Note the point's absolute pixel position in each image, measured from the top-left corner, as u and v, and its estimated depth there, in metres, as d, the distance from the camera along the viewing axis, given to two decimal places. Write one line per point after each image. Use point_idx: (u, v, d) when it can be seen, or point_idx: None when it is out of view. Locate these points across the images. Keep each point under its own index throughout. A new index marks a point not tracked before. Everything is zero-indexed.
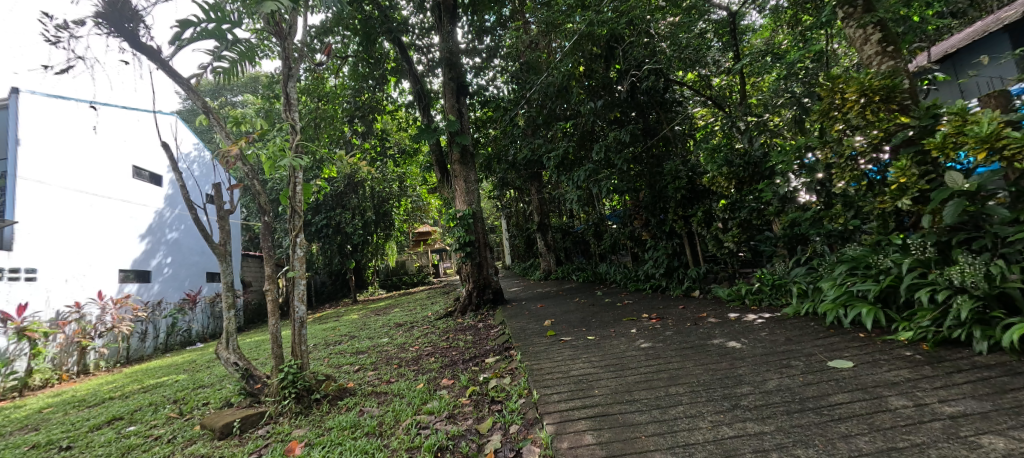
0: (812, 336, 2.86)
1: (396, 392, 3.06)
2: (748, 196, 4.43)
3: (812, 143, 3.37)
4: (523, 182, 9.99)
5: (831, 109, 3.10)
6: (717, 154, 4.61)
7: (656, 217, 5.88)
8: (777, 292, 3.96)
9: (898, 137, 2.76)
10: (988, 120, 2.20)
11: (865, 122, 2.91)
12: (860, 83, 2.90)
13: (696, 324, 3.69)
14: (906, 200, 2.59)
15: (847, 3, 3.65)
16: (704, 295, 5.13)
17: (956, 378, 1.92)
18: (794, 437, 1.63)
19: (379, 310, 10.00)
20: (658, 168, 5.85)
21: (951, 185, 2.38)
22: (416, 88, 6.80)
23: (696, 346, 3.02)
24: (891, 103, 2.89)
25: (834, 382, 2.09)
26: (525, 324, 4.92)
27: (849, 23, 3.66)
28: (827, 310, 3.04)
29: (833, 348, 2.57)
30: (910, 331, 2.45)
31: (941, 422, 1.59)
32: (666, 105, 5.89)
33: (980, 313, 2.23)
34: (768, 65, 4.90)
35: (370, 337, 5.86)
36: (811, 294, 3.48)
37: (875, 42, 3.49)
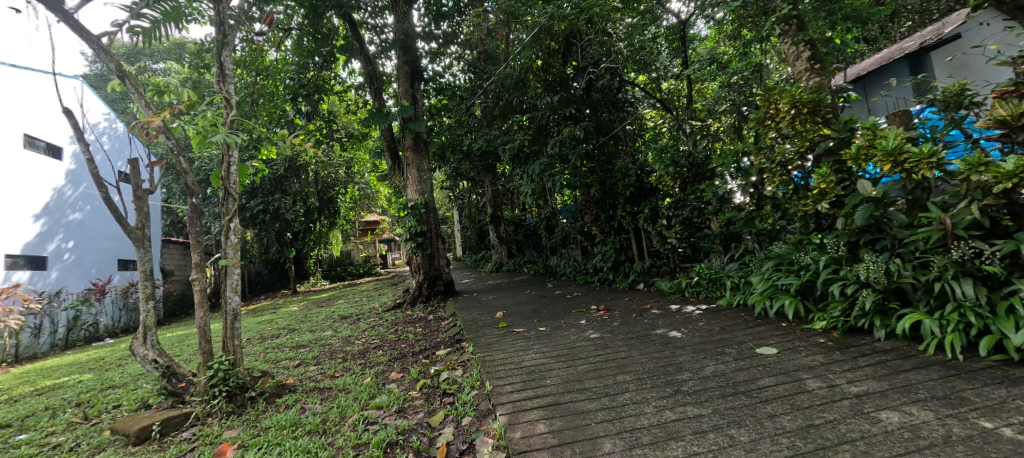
0: (742, 325, 3.11)
1: (341, 387, 2.92)
2: (691, 196, 4.68)
3: (748, 148, 3.65)
4: (477, 174, 9.89)
5: (766, 118, 3.38)
6: (664, 154, 4.86)
7: (605, 213, 6.09)
8: (712, 285, 4.26)
9: (820, 147, 3.05)
10: (895, 135, 2.50)
11: (794, 131, 3.20)
12: (791, 96, 3.17)
13: (641, 315, 3.89)
14: (826, 204, 2.88)
15: (784, 21, 3.96)
16: (648, 288, 5.43)
17: (861, 361, 2.19)
18: (728, 418, 1.77)
19: (322, 302, 9.49)
20: (609, 165, 6.06)
21: (861, 192, 2.67)
22: (368, 69, 6.48)
23: (641, 336, 3.17)
24: (817, 116, 3.19)
25: (761, 367, 2.29)
26: (476, 316, 4.90)
27: (784, 39, 3.98)
28: (756, 301, 3.33)
29: (760, 336, 2.82)
30: (824, 321, 2.76)
31: (849, 400, 1.80)
32: (618, 104, 6.13)
33: (880, 304, 2.56)
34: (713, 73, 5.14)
35: (311, 330, 5.54)
36: (742, 287, 3.79)
37: (805, 59, 3.85)
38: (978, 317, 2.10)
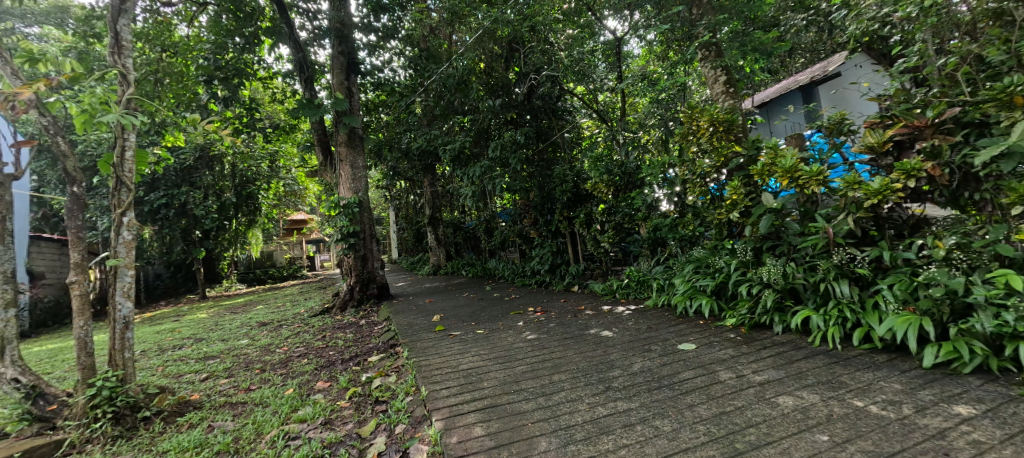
0: (666, 324, 3.36)
1: (258, 401, 2.66)
2: (623, 202, 4.95)
3: (673, 161, 3.97)
4: (416, 174, 9.63)
5: (689, 133, 3.70)
6: (599, 162, 5.11)
7: (543, 217, 6.25)
8: (640, 287, 4.55)
9: (732, 162, 3.42)
10: (792, 155, 2.86)
11: (712, 147, 3.54)
12: (711, 115, 3.51)
13: (576, 316, 4.03)
14: (737, 213, 3.22)
15: (705, 47, 4.37)
16: (582, 290, 5.65)
17: (764, 353, 2.46)
18: (654, 410, 1.89)
19: (237, 307, 8.59)
20: (548, 171, 6.24)
21: (766, 204, 3.02)
22: (297, 56, 6.05)
23: (576, 336, 3.29)
24: (730, 134, 3.56)
25: (682, 361, 2.48)
26: (412, 320, 4.75)
27: (706, 63, 4.39)
28: (678, 301, 3.61)
29: (681, 333, 3.06)
30: (734, 318, 3.07)
31: (754, 388, 2.01)
32: (558, 112, 6.36)
33: (779, 302, 2.91)
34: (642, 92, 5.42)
35: (223, 339, 4.98)
36: (666, 288, 4.09)
37: (722, 83, 4.28)
38: (852, 312, 2.48)
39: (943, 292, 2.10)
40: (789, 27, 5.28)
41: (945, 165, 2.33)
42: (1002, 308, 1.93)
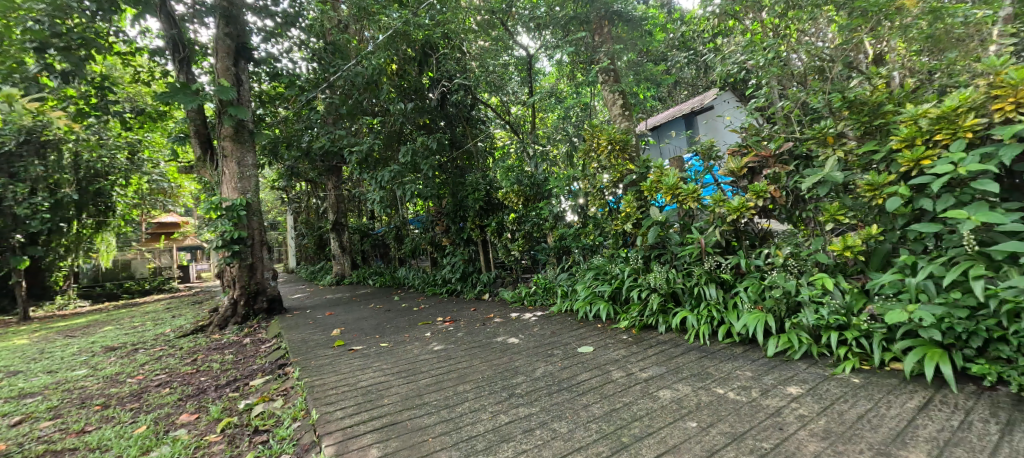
0: (568, 328, 3.54)
1: (94, 445, 2.16)
2: (532, 212, 5.12)
3: (577, 174, 4.23)
4: (318, 175, 8.88)
5: (590, 150, 4.01)
6: (510, 172, 5.24)
7: (456, 224, 6.20)
8: (546, 293, 4.74)
9: (626, 178, 3.77)
10: (673, 174, 3.26)
11: (610, 164, 3.87)
12: (609, 134, 3.85)
13: (484, 324, 4.04)
14: (630, 224, 3.55)
15: (605, 72, 4.80)
16: (492, 297, 5.70)
17: (650, 351, 2.73)
18: (553, 413, 1.97)
19: (74, 330, 6.95)
20: (461, 178, 6.22)
21: (653, 216, 3.38)
22: (170, 34, 5.22)
23: (482, 345, 3.29)
24: (625, 153, 3.93)
25: (580, 364, 2.63)
26: (307, 336, 4.32)
27: (606, 86, 4.79)
28: (580, 307, 3.84)
29: (581, 337, 3.25)
30: (626, 321, 3.36)
31: (640, 384, 2.21)
32: (471, 121, 6.49)
33: (663, 305, 3.26)
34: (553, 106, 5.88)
35: (49, 370, 3.98)
36: (569, 294, 4.31)
37: (619, 105, 4.72)
38: (717, 312, 2.88)
39: (781, 293, 2.55)
40: (674, 63, 6.05)
41: (783, 188, 2.85)
42: (819, 305, 2.40)
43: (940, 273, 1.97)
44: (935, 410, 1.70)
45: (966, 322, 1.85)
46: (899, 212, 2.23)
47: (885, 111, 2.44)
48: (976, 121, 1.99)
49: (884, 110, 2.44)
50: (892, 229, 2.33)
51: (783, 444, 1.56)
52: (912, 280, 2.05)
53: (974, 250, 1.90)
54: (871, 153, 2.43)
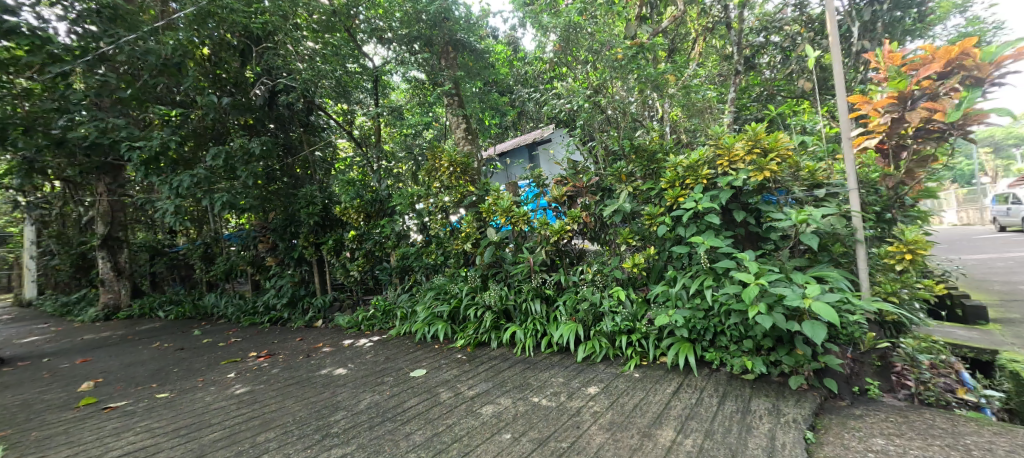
0: (405, 352, 3.42)
1: None
2: (374, 229, 4.81)
3: (421, 193, 4.18)
4: (80, 174, 6.66)
5: (433, 169, 4.03)
6: (351, 186, 4.84)
7: (284, 242, 5.40)
8: (386, 316, 4.48)
9: (466, 200, 3.90)
10: (508, 197, 3.52)
11: (451, 184, 3.94)
12: (451, 156, 3.94)
13: (309, 356, 3.58)
14: (469, 244, 3.66)
15: (450, 95, 5.08)
16: (326, 324, 5.11)
17: (480, 368, 2.83)
18: (370, 449, 1.83)
19: None
20: (293, 190, 5.49)
21: (489, 237, 3.56)
22: None
23: (302, 380, 2.89)
24: (466, 175, 4.07)
25: (410, 389, 2.54)
26: (33, 396, 3.10)
27: (451, 109, 5.05)
28: (418, 328, 3.75)
29: (416, 360, 3.17)
30: (463, 339, 3.43)
31: (466, 403, 2.25)
32: (310, 128, 5.80)
33: (496, 321, 3.45)
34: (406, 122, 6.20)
35: None
36: (409, 316, 4.16)
37: (463, 129, 4.90)
38: (541, 325, 3.18)
39: (589, 305, 2.96)
40: (517, 96, 6.61)
41: (592, 214, 3.34)
42: (615, 314, 2.87)
43: (688, 284, 2.57)
44: (683, 393, 2.22)
45: (703, 320, 2.42)
46: (667, 237, 2.84)
47: (657, 158, 3.13)
48: (707, 171, 2.69)
49: (657, 157, 3.13)
50: (663, 250, 2.94)
51: (576, 441, 1.78)
52: (673, 290, 2.62)
53: (706, 266, 2.54)
54: (650, 189, 3.05)
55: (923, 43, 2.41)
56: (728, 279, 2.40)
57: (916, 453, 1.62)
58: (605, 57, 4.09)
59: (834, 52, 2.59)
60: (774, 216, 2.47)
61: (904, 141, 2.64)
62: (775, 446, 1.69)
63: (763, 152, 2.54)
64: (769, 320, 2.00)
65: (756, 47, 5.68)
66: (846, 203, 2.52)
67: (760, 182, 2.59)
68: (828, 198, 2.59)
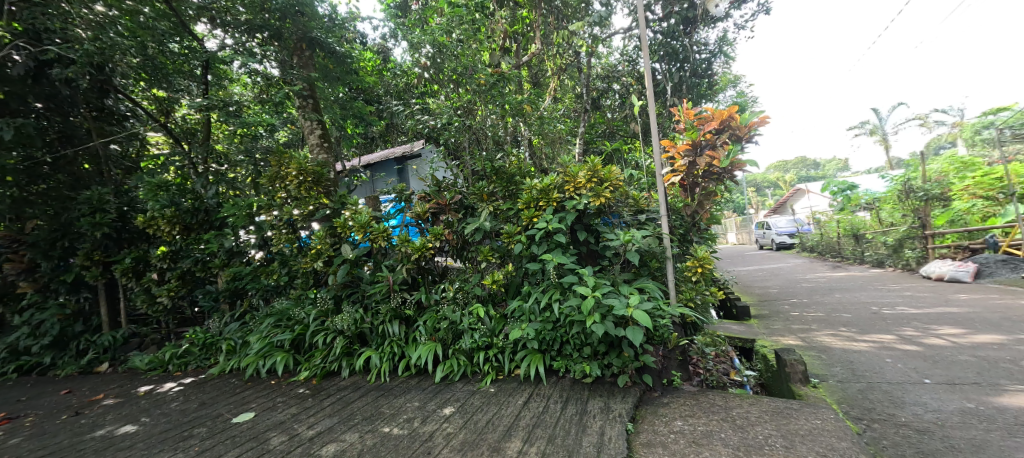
0: (228, 394, 2.85)
1: None
2: (195, 245, 3.91)
3: (261, 203, 3.60)
4: None
5: (278, 176, 3.52)
6: (162, 191, 3.86)
7: (51, 262, 4.02)
8: (206, 352, 3.65)
9: (318, 213, 3.51)
10: (367, 212, 3.31)
11: (300, 195, 3.50)
12: (300, 163, 3.51)
13: (79, 414, 2.69)
14: (320, 262, 3.29)
15: (303, 97, 4.69)
16: (114, 368, 3.93)
17: (324, 403, 2.55)
18: None
19: None
20: (73, 194, 4.10)
21: (344, 254, 3.25)
22: None
23: (60, 450, 2.15)
24: (320, 185, 3.68)
25: (231, 438, 2.13)
26: None
27: (303, 112, 4.70)
28: (248, 362, 3.14)
29: (243, 402, 2.67)
30: (307, 370, 3.04)
31: (303, 447, 1.97)
32: (106, 115, 4.34)
33: (348, 348, 3.15)
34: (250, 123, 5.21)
35: None
36: (239, 349, 3.46)
37: (317, 135, 4.71)
38: (399, 347, 3.03)
39: (449, 324, 2.94)
40: (384, 107, 6.34)
41: (455, 231, 3.34)
42: (474, 330, 2.91)
43: (540, 298, 2.76)
44: (532, 402, 2.36)
45: (552, 332, 2.62)
46: (522, 254, 3.00)
47: (516, 180, 3.33)
48: (557, 194, 2.96)
49: (516, 179, 3.33)
50: (520, 266, 3.10)
51: None
52: (526, 305, 2.78)
53: (555, 281, 2.77)
54: (509, 208, 3.20)
55: (707, 104, 3.21)
56: (572, 292, 2.66)
57: (701, 429, 2.03)
58: (471, 80, 4.24)
59: (652, 104, 3.19)
60: (608, 236, 2.84)
61: (696, 179, 3.35)
62: (603, 441, 1.92)
63: (601, 181, 2.93)
64: (602, 328, 2.27)
65: (601, 91, 6.63)
66: (659, 227, 3.06)
67: (599, 207, 2.95)
68: (648, 222, 3.11)
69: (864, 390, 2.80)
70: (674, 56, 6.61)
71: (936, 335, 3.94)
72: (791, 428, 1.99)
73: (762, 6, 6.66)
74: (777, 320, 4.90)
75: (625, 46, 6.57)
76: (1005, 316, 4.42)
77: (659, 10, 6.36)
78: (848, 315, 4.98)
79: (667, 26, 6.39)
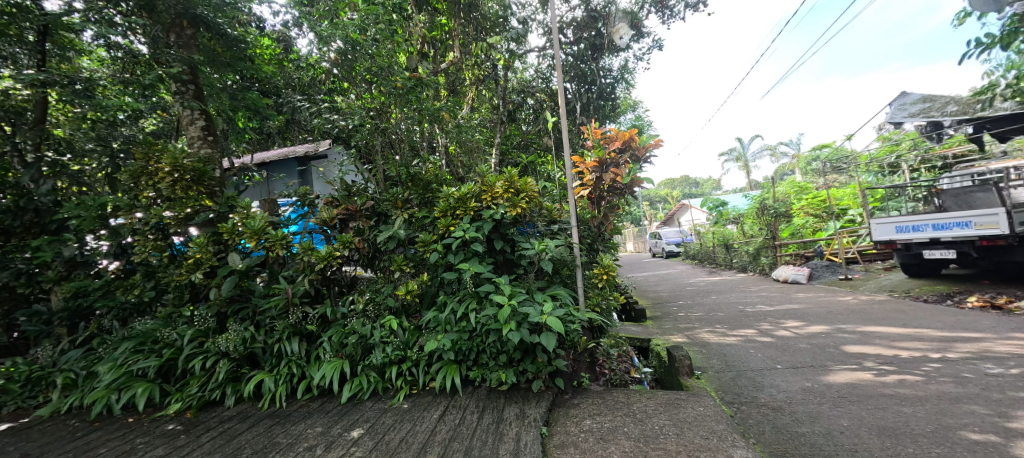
0: (64, 440, 2.29)
1: None
2: (15, 254, 3.07)
3: (119, 204, 2.99)
4: None
5: (143, 172, 2.96)
6: None
7: None
8: (32, 389, 2.83)
9: (198, 217, 3.03)
10: (261, 218, 2.96)
11: (174, 195, 2.99)
12: (174, 158, 2.98)
13: None
14: (198, 274, 2.83)
15: (181, 81, 4.03)
16: None
17: (203, 439, 2.23)
18: None
19: None
20: None
21: (231, 264, 2.85)
22: None
23: None
24: (200, 185, 3.19)
25: None
26: None
27: (180, 98, 4.04)
28: (95, 398, 2.53)
29: (88, 448, 2.18)
30: (180, 402, 2.59)
31: None
32: None
33: (234, 371, 2.75)
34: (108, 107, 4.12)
35: None
36: (82, 382, 2.77)
37: (199, 127, 4.11)
38: (298, 367, 2.75)
39: (357, 339, 2.75)
40: (285, 101, 5.76)
41: (366, 239, 3.10)
42: (386, 344, 2.76)
43: (456, 308, 2.72)
44: (448, 415, 2.33)
45: (468, 342, 2.60)
46: (438, 263, 2.93)
47: (432, 188, 3.26)
48: (474, 203, 2.97)
49: (432, 187, 3.26)
50: (436, 276, 3.02)
51: None
52: (442, 315, 2.72)
53: (471, 290, 2.76)
54: (425, 216, 3.11)
55: (612, 125, 3.48)
56: (489, 301, 2.67)
57: (608, 425, 2.18)
58: (387, 82, 4.07)
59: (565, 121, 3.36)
60: (524, 245, 2.92)
61: (602, 193, 3.65)
62: (519, 448, 1.98)
63: (517, 191, 3.01)
64: (517, 336, 2.32)
65: (516, 104, 6.85)
66: (570, 237, 3.25)
67: (515, 217, 3.02)
68: (560, 232, 3.28)
69: (734, 378, 3.28)
70: (583, 78, 7.14)
71: (784, 328, 4.78)
72: (681, 416, 2.24)
73: (656, 42, 7.54)
74: (668, 321, 5.50)
75: (539, 64, 6.90)
76: (828, 310, 5.55)
77: (570, 34, 6.83)
78: (722, 314, 5.80)
79: (577, 49, 6.88)
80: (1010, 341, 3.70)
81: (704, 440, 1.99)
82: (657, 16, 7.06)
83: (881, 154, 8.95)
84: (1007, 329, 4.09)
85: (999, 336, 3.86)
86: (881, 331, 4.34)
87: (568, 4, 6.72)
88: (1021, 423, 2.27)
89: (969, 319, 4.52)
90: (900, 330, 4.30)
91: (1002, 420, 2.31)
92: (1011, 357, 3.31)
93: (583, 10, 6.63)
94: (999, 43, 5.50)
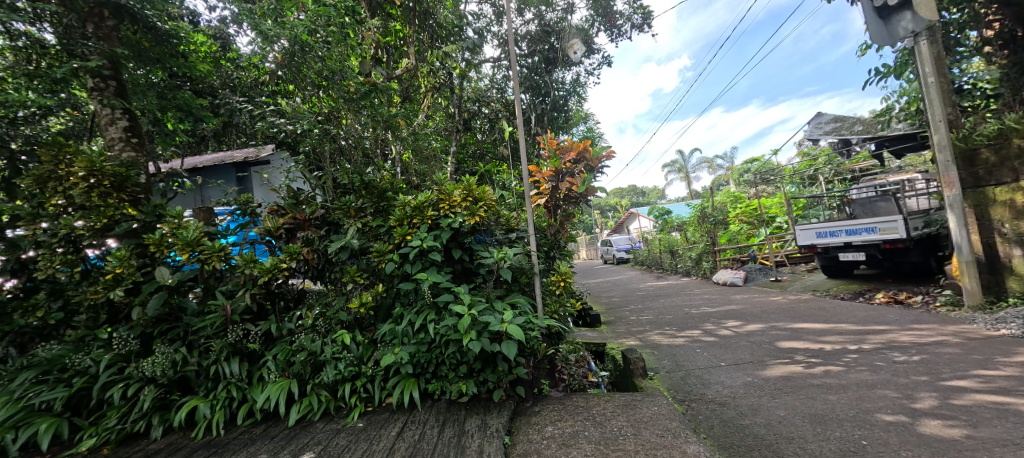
0: None
1: None
2: None
3: (20, 212, 2.61)
4: None
5: (50, 176, 2.62)
6: None
7: None
8: None
9: (119, 227, 2.70)
10: (194, 227, 2.69)
11: (88, 202, 2.67)
12: (90, 161, 2.68)
13: None
14: (118, 291, 2.52)
15: (97, 75, 3.61)
16: None
17: None
18: None
19: None
20: None
21: (158, 279, 2.58)
22: None
23: None
24: (121, 191, 2.86)
25: None
26: None
27: (96, 95, 3.62)
28: None
29: None
30: (96, 436, 2.29)
31: None
32: None
33: (162, 399, 2.48)
34: (6, 104, 3.60)
35: None
36: None
37: (120, 128, 3.71)
38: (238, 390, 2.53)
39: (307, 356, 2.59)
40: (223, 103, 5.38)
41: (315, 250, 2.91)
42: (337, 360, 2.62)
43: (413, 319, 2.64)
44: (407, 431, 2.27)
45: (426, 354, 2.52)
46: (394, 274, 2.80)
47: (387, 196, 3.16)
48: (431, 212, 2.89)
49: (387, 195, 3.16)
50: (391, 287, 2.89)
51: None
52: (399, 327, 2.62)
53: (429, 302, 2.67)
54: (379, 225, 2.99)
55: (566, 137, 3.60)
56: (447, 312, 2.60)
57: (569, 430, 2.21)
58: (338, 86, 3.91)
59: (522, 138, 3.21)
60: (483, 254, 2.88)
61: (558, 202, 3.73)
62: None
63: (475, 199, 2.98)
64: (479, 345, 2.27)
65: (472, 113, 6.87)
66: (527, 245, 3.26)
67: (473, 225, 2.96)
68: (517, 240, 3.30)
69: (684, 377, 3.46)
70: (537, 89, 7.32)
71: (725, 327, 5.13)
72: (638, 417, 2.31)
73: (605, 59, 7.89)
74: (620, 325, 5.71)
75: (494, 74, 6.96)
76: (763, 309, 6.04)
77: (525, 46, 6.97)
78: (669, 316, 6.13)
79: (532, 62, 7.07)
80: (910, 331, 4.22)
81: (659, 438, 2.07)
82: (607, 34, 7.42)
83: (802, 168, 9.94)
84: (907, 321, 4.68)
85: (902, 328, 4.40)
86: (807, 327, 4.78)
87: (522, 17, 6.87)
88: (923, 403, 2.59)
89: (877, 314, 5.11)
90: (823, 326, 4.77)
91: (909, 402, 2.62)
92: (912, 345, 3.77)
93: (536, 24, 6.81)
94: (893, 72, 6.37)
